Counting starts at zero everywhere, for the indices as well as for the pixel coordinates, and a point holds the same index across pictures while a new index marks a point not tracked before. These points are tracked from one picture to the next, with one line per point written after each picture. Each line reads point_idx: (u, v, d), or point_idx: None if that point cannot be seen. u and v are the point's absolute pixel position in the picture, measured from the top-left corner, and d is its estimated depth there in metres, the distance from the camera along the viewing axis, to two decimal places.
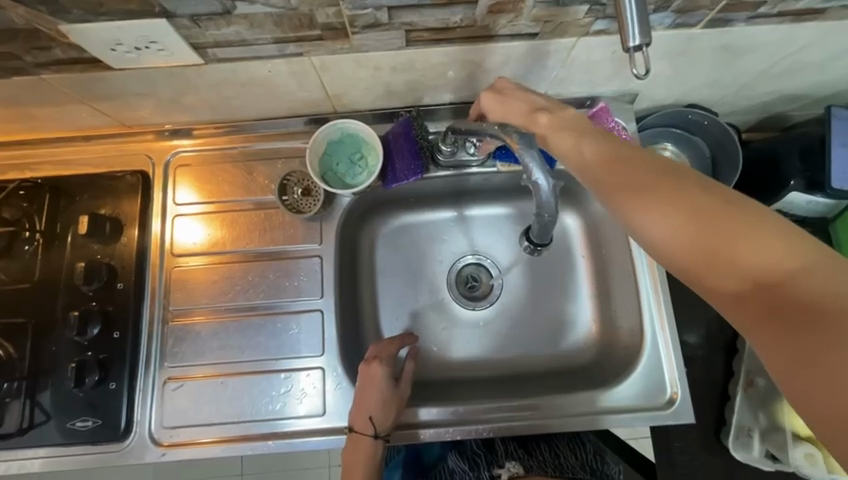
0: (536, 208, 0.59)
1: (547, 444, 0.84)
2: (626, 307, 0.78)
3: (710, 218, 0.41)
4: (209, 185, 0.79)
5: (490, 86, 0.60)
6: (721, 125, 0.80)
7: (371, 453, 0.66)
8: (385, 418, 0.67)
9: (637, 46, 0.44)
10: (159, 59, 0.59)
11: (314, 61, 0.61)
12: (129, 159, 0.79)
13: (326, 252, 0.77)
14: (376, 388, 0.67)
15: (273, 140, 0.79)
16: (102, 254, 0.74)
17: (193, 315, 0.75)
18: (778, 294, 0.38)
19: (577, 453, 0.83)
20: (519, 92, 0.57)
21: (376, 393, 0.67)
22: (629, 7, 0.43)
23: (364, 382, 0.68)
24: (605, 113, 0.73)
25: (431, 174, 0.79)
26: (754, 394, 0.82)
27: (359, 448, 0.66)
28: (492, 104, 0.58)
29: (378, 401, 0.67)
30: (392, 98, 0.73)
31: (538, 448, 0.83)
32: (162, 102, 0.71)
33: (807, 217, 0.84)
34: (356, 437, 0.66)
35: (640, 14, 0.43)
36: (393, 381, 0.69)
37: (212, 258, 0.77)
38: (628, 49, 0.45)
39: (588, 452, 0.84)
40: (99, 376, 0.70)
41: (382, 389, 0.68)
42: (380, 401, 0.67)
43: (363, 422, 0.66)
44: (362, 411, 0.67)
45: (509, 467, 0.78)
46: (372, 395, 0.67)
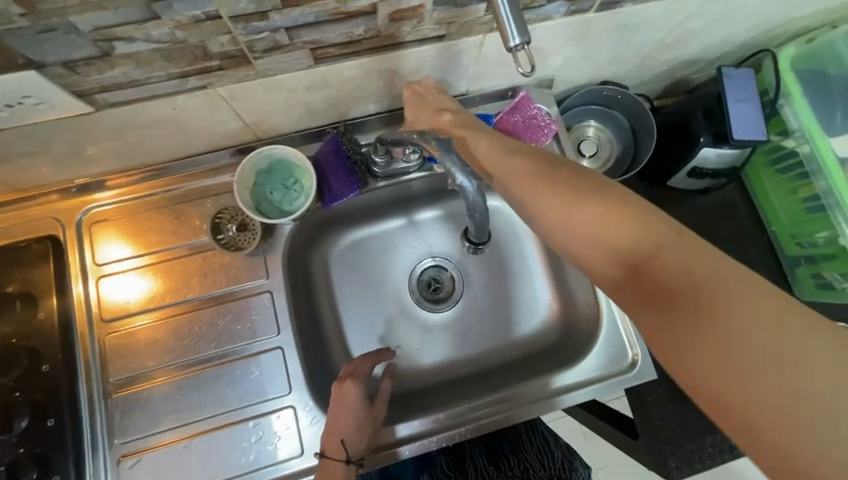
0: (468, 209, 0.63)
1: (516, 457, 0.86)
2: (581, 281, 0.81)
3: (635, 244, 0.43)
4: (133, 238, 0.73)
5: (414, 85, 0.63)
6: (633, 97, 0.85)
7: None
8: (358, 441, 0.64)
9: (518, 44, 0.45)
10: (40, 114, 0.53)
11: (221, 91, 0.58)
12: (35, 224, 0.72)
13: (276, 285, 0.74)
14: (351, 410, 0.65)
15: (198, 178, 0.75)
16: (17, 337, 0.66)
17: (140, 380, 0.69)
18: (650, 263, 0.42)
19: (546, 464, 0.86)
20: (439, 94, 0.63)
21: (350, 415, 0.64)
22: (504, 10, 0.45)
23: (337, 401, 0.65)
24: (527, 101, 0.76)
25: (371, 187, 0.77)
26: None
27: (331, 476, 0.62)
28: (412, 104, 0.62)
29: (351, 424, 0.64)
30: (315, 116, 0.70)
31: (507, 462, 0.85)
32: (59, 158, 0.64)
33: (721, 168, 0.91)
34: (328, 463, 0.63)
35: (515, 18, 0.45)
36: (367, 403, 0.67)
37: (151, 315, 0.71)
38: (511, 49, 0.46)
39: (557, 462, 0.86)
40: (39, 472, 0.62)
41: (354, 409, 0.65)
42: (354, 423, 0.64)
43: (335, 447, 0.63)
44: (332, 435, 0.63)
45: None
46: (346, 419, 0.64)
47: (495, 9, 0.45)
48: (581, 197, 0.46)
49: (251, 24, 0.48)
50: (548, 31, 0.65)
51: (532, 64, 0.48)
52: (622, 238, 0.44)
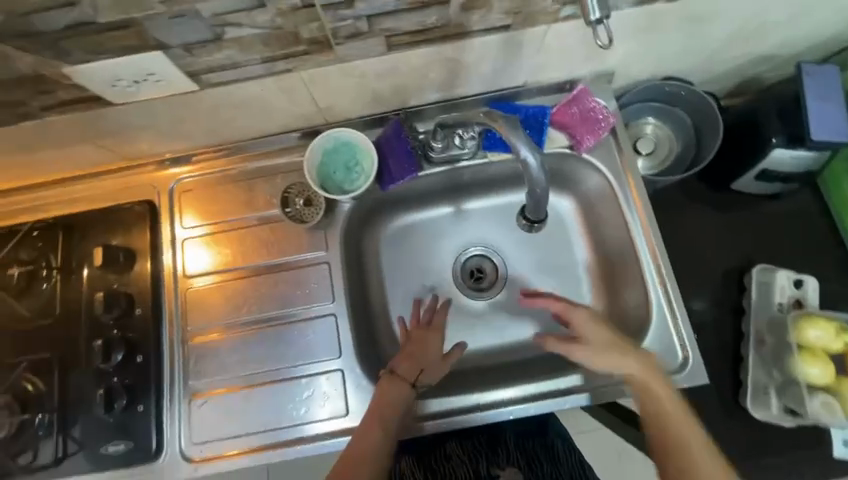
0: (529, 185, 0.66)
1: (551, 463, 0.82)
2: (630, 278, 0.80)
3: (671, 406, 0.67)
4: (214, 207, 0.82)
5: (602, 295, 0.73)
6: (698, 93, 0.83)
7: (405, 398, 0.70)
8: (427, 374, 0.74)
9: (597, 19, 0.49)
10: (157, 90, 0.62)
11: (303, 75, 0.64)
12: (135, 190, 0.83)
13: (333, 258, 0.80)
14: (396, 400, 0.70)
15: (271, 157, 0.82)
16: (118, 283, 0.77)
17: (211, 333, 0.77)
18: None
19: None
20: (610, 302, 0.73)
21: (429, 353, 0.75)
22: None
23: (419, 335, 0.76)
24: (586, 94, 0.77)
25: (426, 171, 0.81)
26: (766, 352, 0.87)
27: (394, 388, 0.70)
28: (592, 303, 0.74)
29: (429, 360, 0.74)
30: (380, 103, 0.76)
31: (541, 466, 0.81)
32: (162, 132, 0.74)
33: (794, 172, 0.86)
34: (390, 378, 0.71)
35: None
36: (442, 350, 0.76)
37: (223, 276, 0.79)
38: (589, 23, 0.50)
39: None
40: (127, 400, 0.72)
41: (434, 351, 0.75)
42: (431, 361, 0.74)
43: (409, 368, 0.72)
44: (409, 359, 0.73)
45: (509, 471, 0.78)
46: (372, 445, 0.66)
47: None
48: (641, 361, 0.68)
49: (339, 11, 0.54)
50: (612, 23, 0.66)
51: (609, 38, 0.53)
52: (659, 386, 0.68)
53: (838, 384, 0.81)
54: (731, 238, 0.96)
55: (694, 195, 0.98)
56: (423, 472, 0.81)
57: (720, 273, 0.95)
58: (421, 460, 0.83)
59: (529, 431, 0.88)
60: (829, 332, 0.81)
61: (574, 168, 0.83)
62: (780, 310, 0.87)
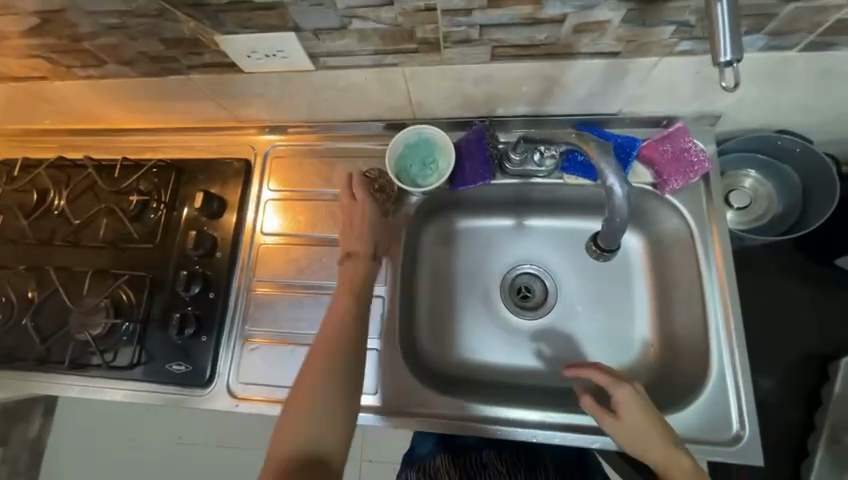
0: (608, 213, 0.64)
1: None
2: (691, 332, 0.76)
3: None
4: (299, 176, 0.90)
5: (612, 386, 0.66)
6: (817, 154, 0.75)
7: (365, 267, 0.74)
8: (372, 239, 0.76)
9: (727, 62, 0.46)
10: (280, 65, 0.69)
11: (407, 71, 0.69)
12: (238, 149, 0.93)
13: (392, 244, 0.84)
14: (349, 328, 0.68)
15: (357, 140, 0.89)
16: (208, 226, 0.87)
17: (273, 287, 0.85)
18: None
19: None
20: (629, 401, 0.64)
21: (361, 211, 0.77)
22: (722, 26, 0.46)
23: (352, 210, 0.77)
24: (683, 133, 0.73)
25: (498, 180, 0.82)
26: (837, 453, 0.76)
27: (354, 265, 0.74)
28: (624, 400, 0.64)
29: (364, 214, 0.77)
30: (468, 108, 0.78)
31: None
32: (272, 102, 0.83)
33: None
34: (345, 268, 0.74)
35: (733, 35, 0.46)
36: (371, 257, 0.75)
37: (293, 240, 0.87)
38: (717, 64, 0.47)
39: None
40: (194, 329, 0.81)
41: (368, 210, 0.77)
42: (368, 222, 0.77)
43: (353, 246, 0.75)
44: (351, 233, 0.76)
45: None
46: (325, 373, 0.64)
47: (712, 26, 0.46)
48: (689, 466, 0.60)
49: (456, 17, 0.58)
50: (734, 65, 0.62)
51: (738, 80, 0.48)
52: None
53: None
54: (819, 318, 0.86)
55: (785, 262, 0.89)
56: (459, 473, 0.81)
57: (798, 353, 0.85)
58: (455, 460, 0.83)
59: (569, 466, 0.87)
60: None
61: (652, 207, 0.79)
62: None
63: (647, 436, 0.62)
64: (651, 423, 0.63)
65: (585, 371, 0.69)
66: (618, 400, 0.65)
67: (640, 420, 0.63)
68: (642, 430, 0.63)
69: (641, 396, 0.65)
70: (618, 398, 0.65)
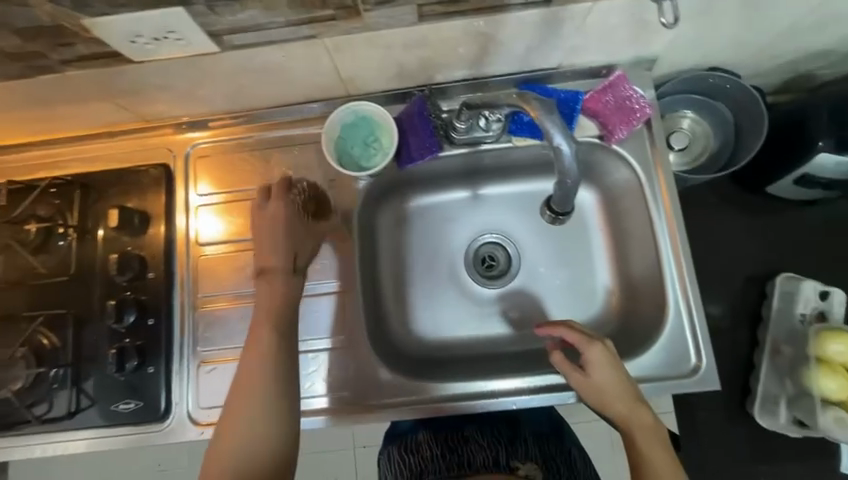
0: (558, 174, 0.63)
1: (567, 467, 0.84)
2: (647, 277, 0.78)
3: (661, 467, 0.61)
4: (233, 175, 0.81)
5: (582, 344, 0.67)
6: (744, 87, 0.78)
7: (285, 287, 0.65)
8: (293, 250, 0.67)
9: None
10: (176, 49, 0.59)
11: (328, 42, 0.61)
12: (151, 153, 0.81)
13: (346, 235, 0.79)
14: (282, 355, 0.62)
15: (290, 127, 0.80)
16: (131, 246, 0.77)
17: (222, 300, 0.78)
18: None
19: None
20: (596, 357, 0.66)
21: (278, 227, 0.66)
22: None
23: (269, 218, 0.66)
24: (623, 81, 0.72)
25: (446, 152, 0.78)
26: (779, 364, 0.84)
27: (268, 291, 0.65)
28: (594, 358, 0.66)
29: (282, 231, 0.66)
30: (404, 77, 0.72)
31: (557, 467, 0.82)
32: (181, 95, 0.72)
33: (837, 180, 0.81)
34: (262, 283, 0.65)
35: None
36: (291, 269, 0.66)
37: (235, 246, 0.79)
38: None
39: None
40: (138, 361, 0.73)
41: (287, 221, 0.66)
42: (285, 238, 0.66)
43: (270, 258, 0.66)
44: (265, 250, 0.66)
45: (528, 467, 0.80)
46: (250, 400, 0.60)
47: None
48: (643, 416, 0.64)
49: None
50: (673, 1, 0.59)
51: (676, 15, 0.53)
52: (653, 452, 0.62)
53: None
54: (756, 243, 0.92)
55: (722, 196, 0.94)
56: (441, 447, 0.82)
57: (741, 278, 0.92)
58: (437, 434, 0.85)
59: (547, 432, 0.89)
60: None
61: (600, 160, 0.79)
62: (802, 322, 0.83)
63: (609, 392, 0.65)
64: (616, 378, 0.65)
65: (558, 332, 0.69)
66: (587, 359, 0.66)
67: (608, 377, 0.65)
68: (607, 388, 0.65)
69: (610, 354, 0.66)
70: (586, 356, 0.66)
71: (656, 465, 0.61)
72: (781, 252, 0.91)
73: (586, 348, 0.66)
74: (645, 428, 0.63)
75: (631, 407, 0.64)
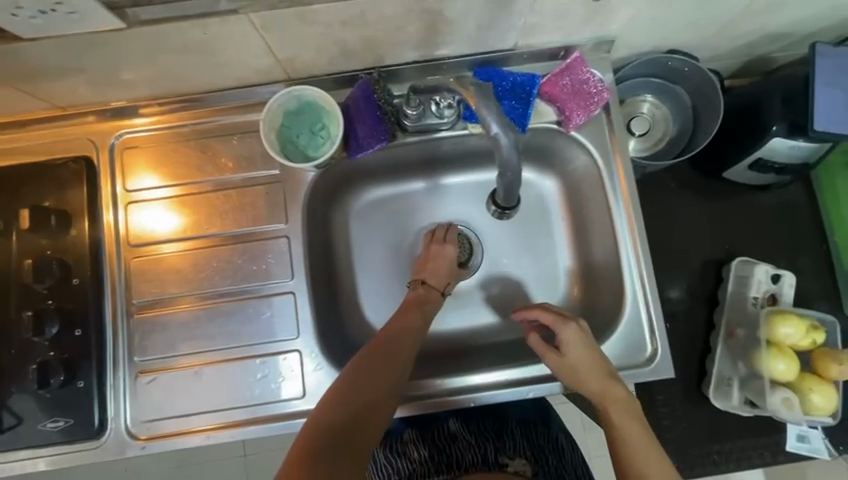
0: (500, 166, 0.59)
1: (555, 458, 0.83)
2: (607, 267, 0.77)
3: (636, 444, 0.59)
4: (168, 167, 0.73)
5: (556, 320, 0.67)
6: (702, 71, 0.76)
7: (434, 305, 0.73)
8: (450, 281, 0.77)
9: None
10: (72, 24, 0.51)
11: (253, 18, 0.55)
12: (70, 144, 0.73)
13: (293, 231, 0.73)
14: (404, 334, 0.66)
15: (229, 114, 0.74)
16: (51, 249, 0.69)
17: (160, 305, 0.71)
18: None
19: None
20: (569, 332, 0.66)
21: (444, 262, 0.76)
22: None
23: (434, 250, 0.77)
24: (579, 64, 0.69)
25: (399, 141, 0.74)
26: (734, 345, 0.85)
27: (430, 300, 0.73)
28: (568, 334, 0.66)
29: (447, 264, 0.76)
30: (349, 59, 0.66)
31: (546, 459, 0.81)
32: (95, 78, 0.64)
33: (790, 164, 0.81)
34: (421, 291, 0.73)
35: None
36: (442, 292, 0.75)
37: (191, 243, 0.73)
38: None
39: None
40: (65, 376, 0.67)
41: (449, 258, 0.76)
42: (448, 268, 0.76)
43: (439, 279, 0.75)
44: (432, 270, 0.75)
45: (517, 462, 0.78)
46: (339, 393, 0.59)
47: None
48: (616, 392, 0.63)
49: None
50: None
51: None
52: (628, 431, 0.60)
53: (800, 380, 0.78)
54: (715, 228, 0.93)
55: (683, 181, 0.94)
56: (428, 448, 0.80)
57: (700, 263, 0.92)
58: (424, 436, 0.82)
59: (534, 419, 0.88)
60: (799, 330, 0.78)
61: (560, 146, 0.77)
62: (755, 305, 0.85)
63: (584, 371, 0.64)
64: (588, 356, 0.65)
65: (533, 315, 0.70)
66: (562, 338, 0.66)
67: (585, 355, 0.65)
68: (581, 366, 0.64)
69: (584, 335, 0.66)
70: (562, 335, 0.66)
71: (633, 443, 0.59)
72: (738, 236, 0.92)
73: (560, 325, 0.67)
74: (620, 404, 0.62)
75: (604, 388, 0.63)
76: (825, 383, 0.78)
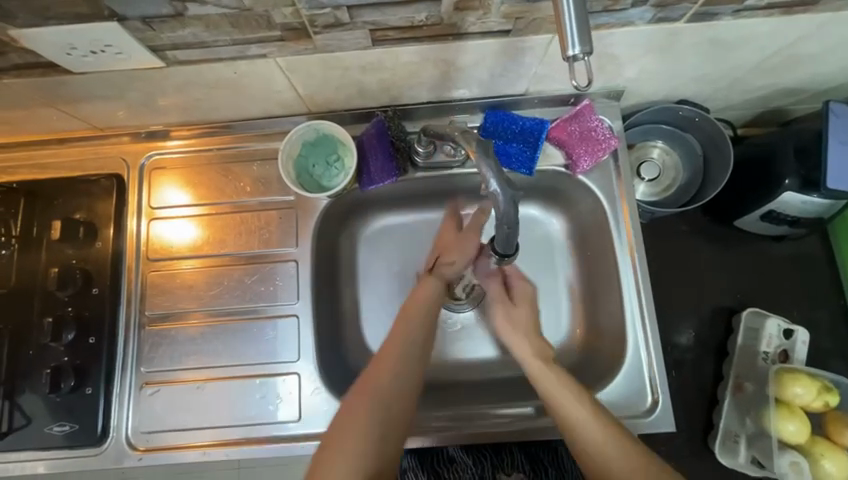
0: (498, 218, 0.57)
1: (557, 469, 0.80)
2: (610, 310, 0.76)
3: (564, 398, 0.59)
4: (191, 188, 0.78)
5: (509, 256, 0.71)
6: (712, 122, 0.77)
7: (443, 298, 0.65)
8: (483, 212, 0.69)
9: (576, 54, 0.42)
10: (118, 62, 0.57)
11: (279, 62, 0.59)
12: (104, 161, 0.78)
13: (303, 255, 0.76)
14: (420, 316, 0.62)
15: (251, 141, 0.78)
16: (76, 259, 0.74)
17: (171, 319, 0.74)
18: None
19: None
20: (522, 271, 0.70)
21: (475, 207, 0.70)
22: (567, 8, 0.42)
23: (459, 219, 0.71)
24: (589, 111, 0.71)
25: (410, 176, 0.77)
26: (742, 399, 0.82)
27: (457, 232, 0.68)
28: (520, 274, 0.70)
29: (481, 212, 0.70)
30: (366, 98, 0.70)
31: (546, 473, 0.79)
32: (132, 105, 0.69)
33: (803, 217, 0.80)
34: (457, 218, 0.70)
35: (580, 25, 0.42)
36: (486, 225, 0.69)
37: (203, 261, 0.76)
38: (568, 58, 0.43)
39: None
40: (75, 382, 0.70)
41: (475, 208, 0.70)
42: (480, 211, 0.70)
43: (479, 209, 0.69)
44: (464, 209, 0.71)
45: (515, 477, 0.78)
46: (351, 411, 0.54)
47: (559, 13, 0.43)
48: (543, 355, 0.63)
49: None
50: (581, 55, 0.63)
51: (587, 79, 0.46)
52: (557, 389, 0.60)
53: (811, 443, 0.75)
54: (726, 275, 0.91)
55: (693, 226, 0.93)
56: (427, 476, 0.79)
57: (708, 310, 0.90)
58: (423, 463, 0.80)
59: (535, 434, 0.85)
60: (811, 389, 0.75)
61: (567, 187, 0.78)
62: (765, 361, 0.83)
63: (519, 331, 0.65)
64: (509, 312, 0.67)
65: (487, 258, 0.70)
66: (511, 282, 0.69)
67: (526, 291, 0.68)
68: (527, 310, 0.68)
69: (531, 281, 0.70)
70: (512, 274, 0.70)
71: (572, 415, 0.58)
72: (750, 286, 0.90)
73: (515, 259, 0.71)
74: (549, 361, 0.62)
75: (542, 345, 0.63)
76: (837, 450, 0.74)
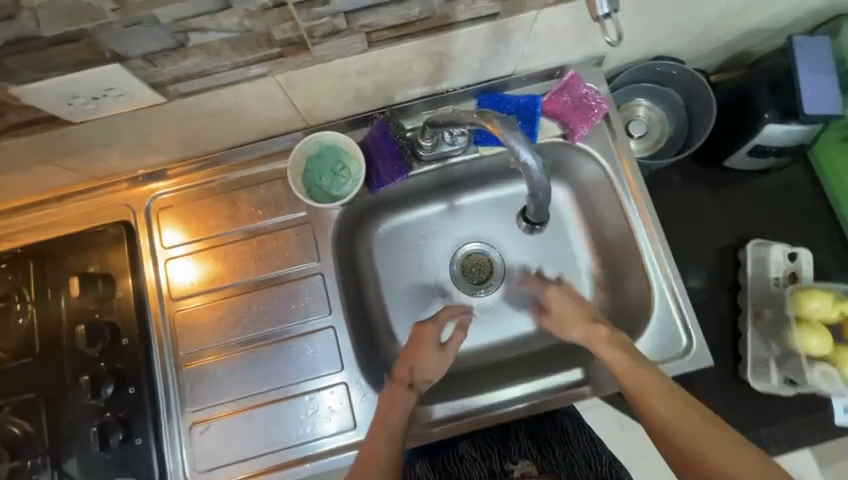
0: (530, 189, 0.60)
1: (561, 448, 0.83)
2: (629, 266, 0.79)
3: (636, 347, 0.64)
4: (197, 223, 0.77)
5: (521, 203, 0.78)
6: (690, 72, 0.81)
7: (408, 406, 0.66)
8: (429, 370, 0.68)
9: (606, 13, 0.49)
10: (119, 105, 0.57)
11: (279, 79, 0.60)
12: (110, 211, 0.77)
13: (326, 268, 0.77)
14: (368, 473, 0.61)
15: (253, 165, 0.78)
16: (100, 313, 0.72)
17: (204, 356, 0.74)
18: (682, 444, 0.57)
19: (592, 464, 0.81)
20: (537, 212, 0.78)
21: (428, 351, 0.68)
22: None
23: (416, 331, 0.70)
24: (576, 81, 0.74)
25: (416, 171, 0.78)
26: (764, 326, 0.87)
27: (421, 341, 0.69)
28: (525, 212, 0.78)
29: (427, 357, 0.68)
30: (363, 102, 0.71)
31: (552, 452, 0.82)
32: (131, 148, 0.69)
33: (787, 146, 0.85)
34: (418, 333, 0.70)
35: None
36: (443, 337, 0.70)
37: (213, 296, 0.76)
38: (598, 17, 0.50)
39: (604, 466, 0.80)
40: (123, 435, 0.68)
41: (434, 345, 0.69)
42: (429, 360, 0.68)
43: (424, 327, 0.70)
44: (408, 360, 0.68)
45: (522, 465, 0.79)
46: None
47: None
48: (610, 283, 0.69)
49: (313, 9, 0.51)
50: (564, 26, 0.65)
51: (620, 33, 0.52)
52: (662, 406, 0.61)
53: (836, 353, 0.79)
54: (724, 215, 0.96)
55: (685, 174, 0.98)
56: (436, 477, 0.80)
57: (715, 250, 0.95)
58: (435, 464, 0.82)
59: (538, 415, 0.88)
60: (826, 302, 0.79)
61: (567, 157, 0.80)
62: (778, 285, 0.87)
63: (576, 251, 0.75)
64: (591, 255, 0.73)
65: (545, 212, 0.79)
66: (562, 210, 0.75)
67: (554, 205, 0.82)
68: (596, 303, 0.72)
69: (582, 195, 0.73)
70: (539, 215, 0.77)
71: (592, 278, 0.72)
72: (748, 221, 0.95)
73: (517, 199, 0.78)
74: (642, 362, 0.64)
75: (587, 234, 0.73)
76: None
